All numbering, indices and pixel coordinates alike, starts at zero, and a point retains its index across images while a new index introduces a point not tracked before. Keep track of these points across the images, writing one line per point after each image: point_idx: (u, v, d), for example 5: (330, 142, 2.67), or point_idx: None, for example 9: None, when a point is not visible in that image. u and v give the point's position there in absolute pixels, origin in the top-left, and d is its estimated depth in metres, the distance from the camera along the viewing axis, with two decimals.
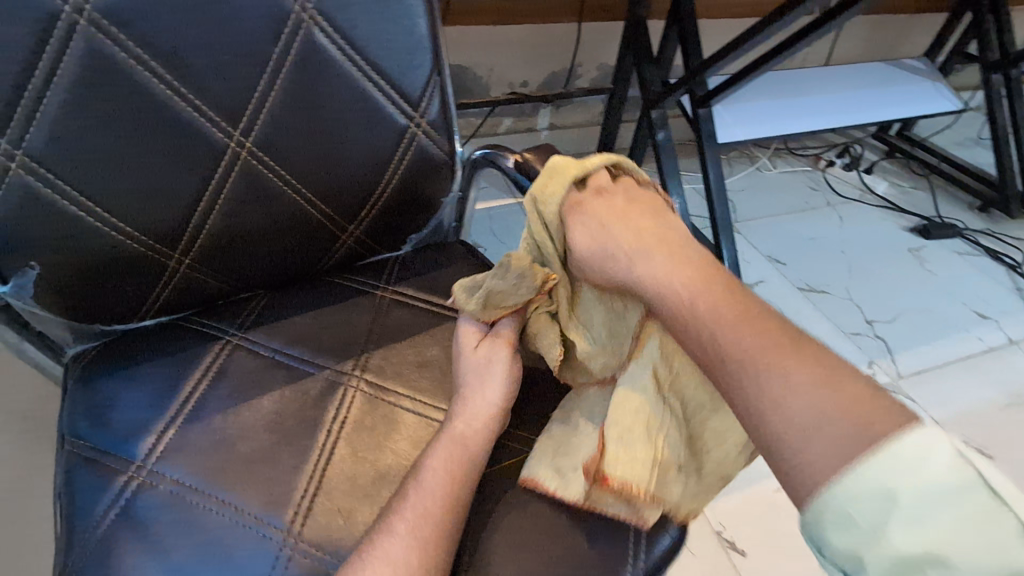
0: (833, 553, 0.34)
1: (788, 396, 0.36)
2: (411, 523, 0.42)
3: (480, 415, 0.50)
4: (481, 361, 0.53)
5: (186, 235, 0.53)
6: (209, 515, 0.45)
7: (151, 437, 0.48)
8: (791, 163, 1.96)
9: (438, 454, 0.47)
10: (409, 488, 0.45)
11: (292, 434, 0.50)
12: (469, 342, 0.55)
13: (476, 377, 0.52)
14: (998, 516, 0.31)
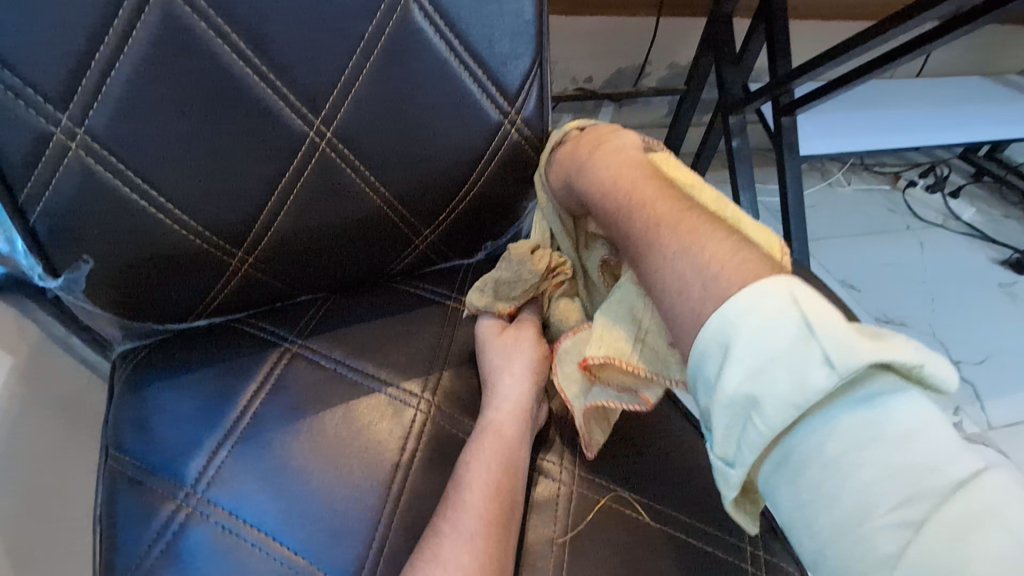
0: (699, 404, 0.36)
1: (670, 255, 0.37)
2: (461, 549, 0.39)
3: (514, 415, 0.47)
4: (506, 344, 0.51)
5: (252, 234, 0.48)
6: (266, 559, 0.40)
7: (202, 459, 0.43)
8: (866, 180, 1.81)
9: (477, 461, 0.44)
10: (446, 499, 0.42)
11: (356, 466, 0.45)
12: (492, 331, 0.52)
13: (501, 363, 0.50)
14: (807, 350, 0.30)
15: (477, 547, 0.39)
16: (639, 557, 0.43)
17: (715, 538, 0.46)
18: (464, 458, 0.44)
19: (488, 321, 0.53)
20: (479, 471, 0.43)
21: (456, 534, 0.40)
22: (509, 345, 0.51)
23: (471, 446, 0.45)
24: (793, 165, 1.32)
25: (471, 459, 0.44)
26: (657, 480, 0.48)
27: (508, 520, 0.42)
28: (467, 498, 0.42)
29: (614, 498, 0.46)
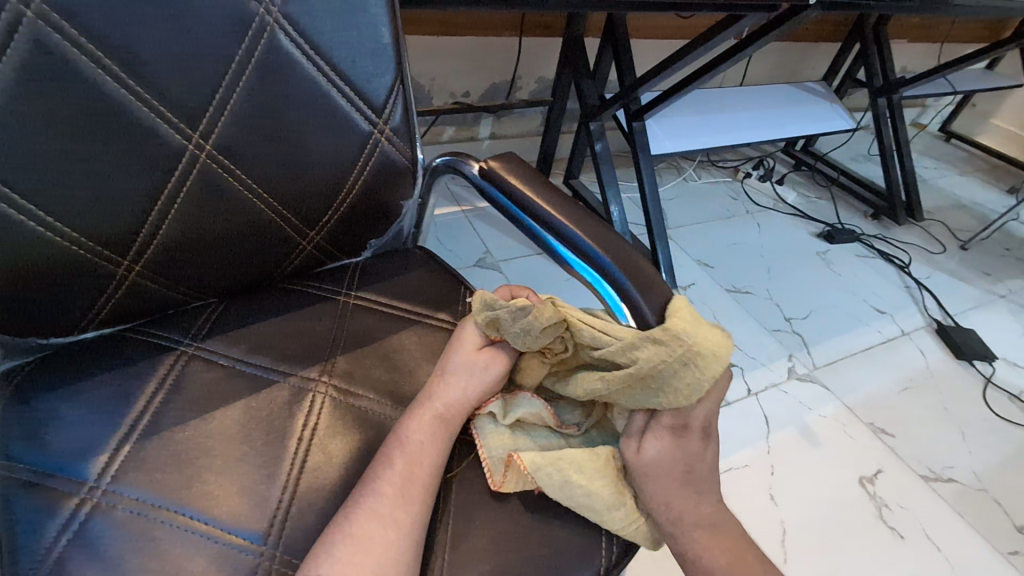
0: None
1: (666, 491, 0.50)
2: (385, 498, 0.44)
3: (457, 398, 0.53)
4: (473, 362, 0.55)
5: (138, 243, 0.51)
6: (176, 534, 0.42)
7: (103, 455, 0.45)
8: (713, 174, 2.12)
9: (411, 431, 0.50)
10: (376, 463, 0.48)
11: (260, 444, 0.49)
12: (469, 347, 0.56)
13: (468, 384, 0.54)
14: None
15: (399, 494, 0.45)
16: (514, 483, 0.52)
17: None
18: (402, 431, 0.50)
19: (468, 331, 0.57)
20: (406, 436, 0.50)
21: (381, 486, 0.45)
22: (480, 360, 0.55)
23: (409, 421, 0.51)
24: (647, 163, 1.52)
25: (408, 430, 0.50)
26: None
27: (432, 475, 0.48)
28: (391, 458, 0.48)
29: None
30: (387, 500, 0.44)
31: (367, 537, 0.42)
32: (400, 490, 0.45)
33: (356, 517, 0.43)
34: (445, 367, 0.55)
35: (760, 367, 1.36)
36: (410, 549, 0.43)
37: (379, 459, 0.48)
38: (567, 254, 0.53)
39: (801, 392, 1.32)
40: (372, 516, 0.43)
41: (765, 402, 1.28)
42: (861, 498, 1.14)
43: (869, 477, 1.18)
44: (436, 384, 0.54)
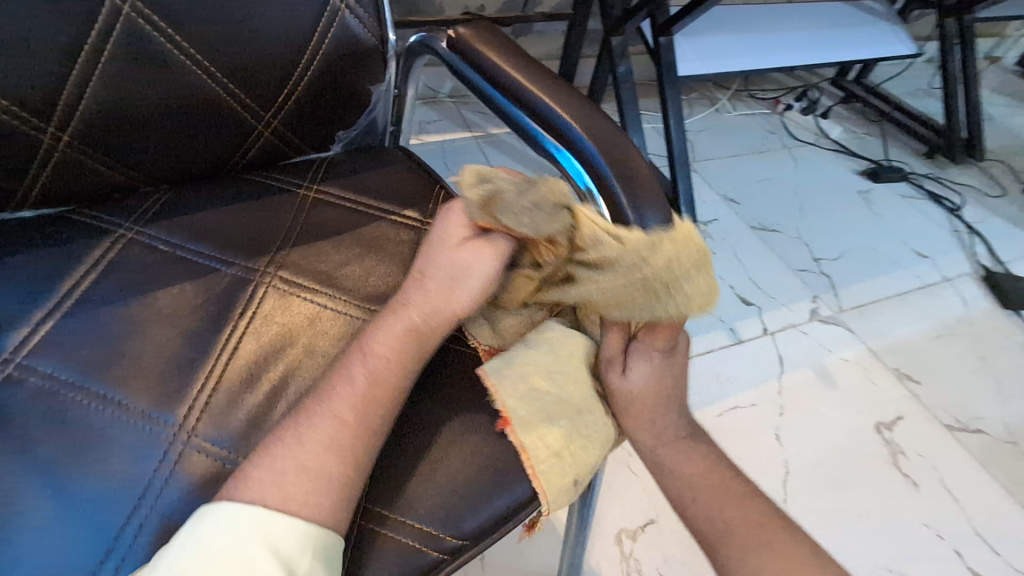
0: None
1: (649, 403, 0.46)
2: (329, 424, 0.38)
3: (436, 305, 0.44)
4: (442, 269, 0.44)
5: (60, 108, 0.46)
6: (87, 411, 0.39)
7: (24, 328, 0.42)
8: (749, 106, 1.95)
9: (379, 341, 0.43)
10: (330, 375, 0.41)
11: (191, 328, 0.44)
12: (450, 242, 0.45)
13: (432, 284, 0.44)
14: None
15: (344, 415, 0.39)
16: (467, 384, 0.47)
17: None
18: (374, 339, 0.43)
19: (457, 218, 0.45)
20: (365, 351, 0.42)
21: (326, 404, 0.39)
22: (465, 255, 0.43)
23: (376, 327, 0.44)
24: (672, 84, 1.39)
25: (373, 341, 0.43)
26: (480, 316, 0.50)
27: (392, 399, 0.41)
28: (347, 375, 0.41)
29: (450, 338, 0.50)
30: (325, 424, 0.38)
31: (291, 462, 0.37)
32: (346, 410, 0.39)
33: (286, 437, 0.38)
34: (421, 271, 0.46)
35: (780, 307, 1.28)
36: (349, 480, 0.37)
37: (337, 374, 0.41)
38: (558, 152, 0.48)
39: (821, 333, 1.24)
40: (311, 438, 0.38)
41: (780, 343, 1.21)
42: (874, 444, 1.07)
43: (886, 423, 1.11)
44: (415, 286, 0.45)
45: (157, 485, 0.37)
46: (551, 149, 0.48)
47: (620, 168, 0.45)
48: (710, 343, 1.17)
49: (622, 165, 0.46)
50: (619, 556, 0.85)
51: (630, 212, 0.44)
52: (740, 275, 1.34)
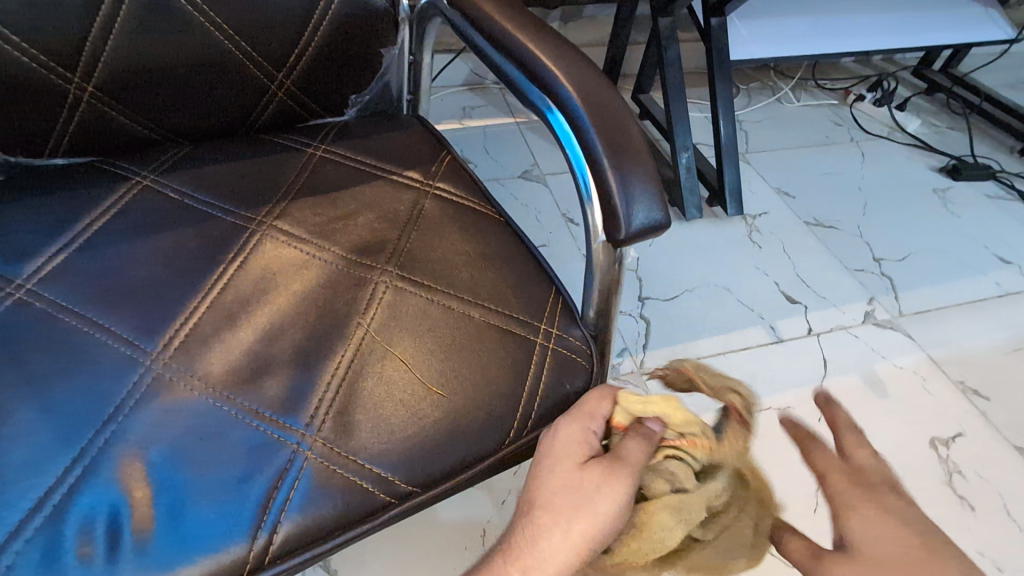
0: None
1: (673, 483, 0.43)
2: None
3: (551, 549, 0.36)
4: (574, 485, 0.37)
5: (84, 58, 0.49)
6: (78, 334, 0.40)
7: (39, 259, 0.45)
8: (815, 97, 1.82)
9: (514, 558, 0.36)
10: None
11: (186, 266, 0.46)
12: (568, 463, 0.38)
13: (560, 496, 0.37)
14: None
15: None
16: (438, 329, 0.44)
17: (513, 318, 0.46)
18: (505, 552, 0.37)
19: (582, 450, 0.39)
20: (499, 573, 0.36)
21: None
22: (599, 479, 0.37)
23: None
24: (724, 69, 1.31)
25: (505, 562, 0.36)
26: (464, 271, 0.48)
27: None
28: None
29: (431, 291, 0.46)
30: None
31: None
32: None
33: None
34: (536, 497, 0.38)
35: (829, 307, 1.19)
36: None
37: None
38: (558, 120, 0.42)
39: (875, 338, 1.14)
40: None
41: (825, 344, 1.12)
42: (928, 460, 0.97)
43: (943, 438, 1.00)
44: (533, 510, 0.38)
45: (123, 408, 0.37)
46: (543, 112, 0.43)
47: (613, 138, 0.40)
48: (747, 341, 1.11)
49: (615, 135, 0.40)
50: None
51: (618, 203, 0.39)
52: (787, 272, 1.26)
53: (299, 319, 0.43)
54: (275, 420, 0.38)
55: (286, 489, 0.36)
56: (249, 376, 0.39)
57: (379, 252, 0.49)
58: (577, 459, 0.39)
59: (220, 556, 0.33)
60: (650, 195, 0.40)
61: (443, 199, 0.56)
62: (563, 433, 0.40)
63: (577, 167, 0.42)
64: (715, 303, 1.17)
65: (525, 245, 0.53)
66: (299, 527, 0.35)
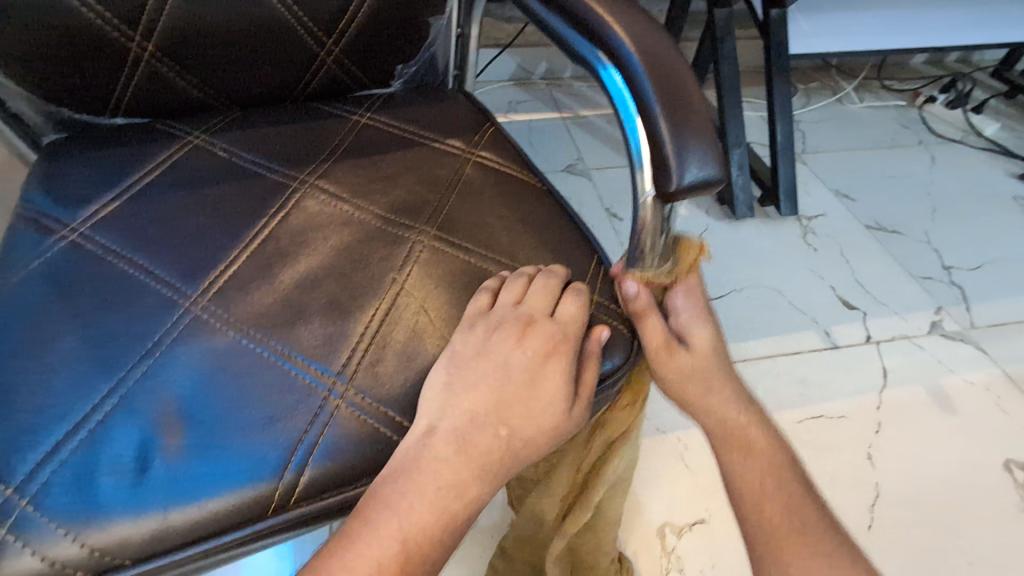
0: None
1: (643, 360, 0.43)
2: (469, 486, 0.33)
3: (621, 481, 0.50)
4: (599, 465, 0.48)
5: (145, 18, 0.51)
6: (122, 275, 0.41)
7: (94, 207, 0.47)
8: (880, 98, 1.72)
9: (436, 437, 0.35)
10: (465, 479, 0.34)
11: (229, 218, 0.46)
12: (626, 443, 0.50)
13: (517, 404, 0.36)
14: None
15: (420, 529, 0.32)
16: (473, 289, 0.43)
17: None
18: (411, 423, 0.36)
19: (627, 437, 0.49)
20: (409, 452, 0.34)
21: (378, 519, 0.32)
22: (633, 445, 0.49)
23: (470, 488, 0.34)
24: (782, 62, 1.25)
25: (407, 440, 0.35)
26: (504, 235, 0.47)
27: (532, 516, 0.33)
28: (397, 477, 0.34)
29: (465, 253, 0.45)
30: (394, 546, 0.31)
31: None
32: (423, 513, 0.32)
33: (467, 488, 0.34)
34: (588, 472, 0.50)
35: (890, 315, 1.11)
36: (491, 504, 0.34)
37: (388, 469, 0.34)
38: (611, 77, 0.40)
39: (943, 350, 1.05)
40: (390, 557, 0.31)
41: (885, 353, 1.04)
42: (1001, 483, 0.89)
43: (1019, 462, 0.91)
44: (461, 401, 0.36)
45: (160, 346, 0.37)
46: (597, 67, 0.41)
47: (669, 90, 0.37)
48: (798, 346, 1.04)
49: (670, 85, 0.38)
50: (660, 551, 0.77)
51: (670, 155, 0.37)
52: (845, 277, 1.18)
53: (335, 273, 0.43)
54: (308, 366, 0.37)
55: (314, 434, 0.35)
56: (283, 321, 0.39)
57: (417, 214, 0.49)
58: (551, 375, 0.37)
59: (248, 491, 0.33)
60: (707, 150, 0.37)
61: (484, 166, 0.54)
62: (533, 338, 0.38)
63: (627, 122, 0.40)
64: (764, 305, 1.11)
65: (568, 214, 0.51)
66: (324, 470, 0.34)
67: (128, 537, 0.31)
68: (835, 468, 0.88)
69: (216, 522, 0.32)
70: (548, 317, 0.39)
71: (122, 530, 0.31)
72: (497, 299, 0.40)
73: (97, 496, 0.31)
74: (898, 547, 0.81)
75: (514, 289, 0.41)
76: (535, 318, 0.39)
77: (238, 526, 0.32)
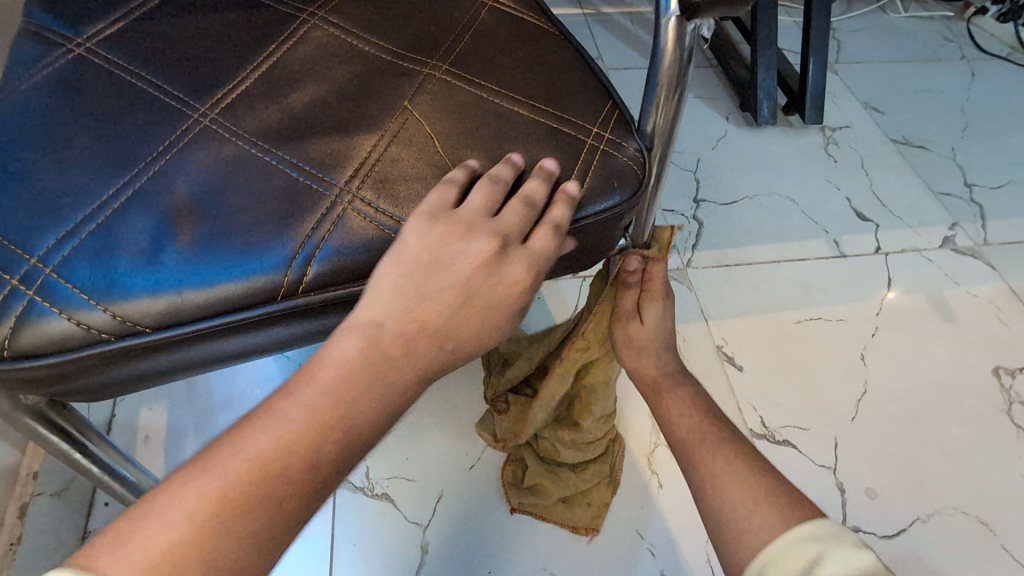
0: None
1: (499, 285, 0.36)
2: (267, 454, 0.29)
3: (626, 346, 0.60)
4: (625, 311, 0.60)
5: None
6: (131, 87, 0.41)
7: (99, 24, 0.45)
8: (926, 8, 1.60)
9: (383, 333, 0.33)
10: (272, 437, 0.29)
11: (235, 41, 0.45)
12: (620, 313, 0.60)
13: (468, 329, 0.35)
14: None
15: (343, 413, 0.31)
16: (482, 122, 0.42)
17: (565, 120, 0.43)
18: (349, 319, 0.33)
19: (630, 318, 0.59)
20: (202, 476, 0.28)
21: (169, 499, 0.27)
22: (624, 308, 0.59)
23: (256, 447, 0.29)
24: None
25: (343, 335, 0.33)
26: (518, 74, 0.46)
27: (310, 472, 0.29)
28: (322, 366, 0.32)
29: (475, 87, 0.44)
30: (315, 421, 0.30)
31: (281, 478, 0.28)
32: (346, 397, 0.31)
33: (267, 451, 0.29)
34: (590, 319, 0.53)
35: (902, 228, 1.09)
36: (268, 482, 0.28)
37: (307, 364, 0.32)
38: None
39: (951, 263, 1.05)
40: (309, 429, 0.30)
41: (892, 264, 1.04)
42: (988, 388, 0.91)
43: (1009, 369, 0.93)
44: (415, 308, 0.34)
45: (169, 150, 0.37)
46: None
47: None
48: (805, 253, 1.04)
49: None
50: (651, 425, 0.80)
51: None
52: (862, 189, 1.15)
53: (342, 98, 0.42)
54: (315, 175, 0.38)
55: (321, 235, 0.36)
56: (292, 136, 0.39)
57: (428, 51, 0.47)
58: (481, 297, 0.35)
59: (258, 281, 0.34)
60: None
61: (500, 10, 0.51)
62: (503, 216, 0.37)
63: None
64: (776, 212, 1.09)
65: (586, 61, 0.48)
66: (332, 268, 0.36)
67: (147, 307, 0.33)
68: (828, 365, 0.91)
69: (228, 303, 0.34)
70: (519, 243, 0.37)
71: (142, 302, 0.33)
72: (467, 199, 0.37)
73: (118, 276, 0.33)
74: (878, 438, 0.85)
75: (488, 198, 0.37)
76: (508, 240, 0.36)
77: (250, 310, 0.34)
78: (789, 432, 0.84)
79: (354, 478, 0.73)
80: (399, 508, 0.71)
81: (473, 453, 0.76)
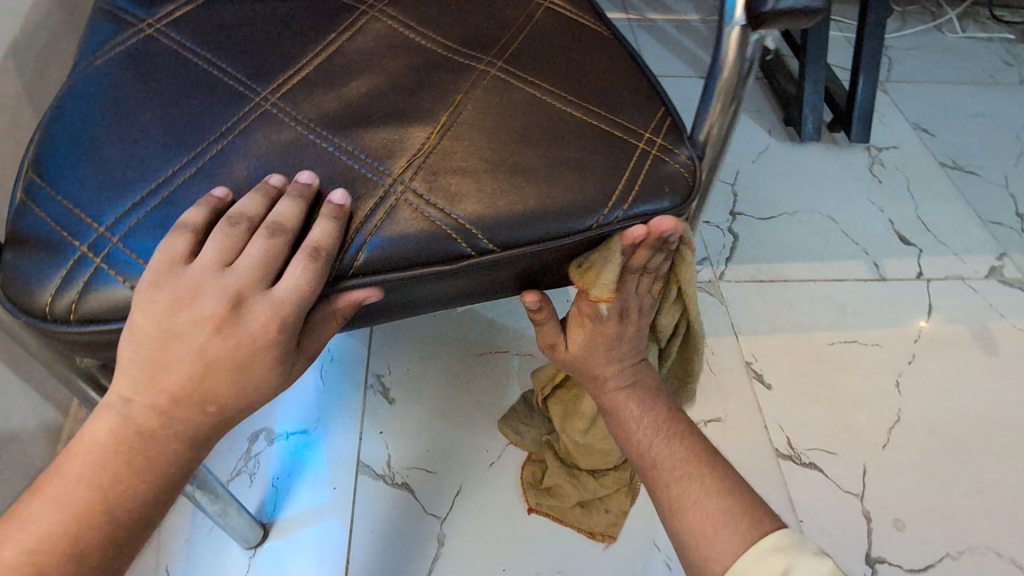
0: None
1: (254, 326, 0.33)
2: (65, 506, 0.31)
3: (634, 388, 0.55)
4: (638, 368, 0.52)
5: None
6: (197, 68, 0.42)
7: (169, 5, 0.47)
8: (985, 29, 1.54)
9: (137, 405, 0.32)
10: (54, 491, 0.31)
11: (298, 29, 0.46)
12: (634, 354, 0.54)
13: (220, 380, 0.32)
14: None
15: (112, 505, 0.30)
16: (535, 120, 0.42)
17: (617, 122, 0.43)
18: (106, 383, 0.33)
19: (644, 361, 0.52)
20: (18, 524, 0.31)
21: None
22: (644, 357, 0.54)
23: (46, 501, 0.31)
24: None
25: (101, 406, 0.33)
26: (572, 75, 0.46)
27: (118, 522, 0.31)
28: (90, 439, 0.32)
29: (529, 86, 0.44)
30: (76, 502, 0.31)
31: (87, 533, 0.31)
32: (111, 470, 0.31)
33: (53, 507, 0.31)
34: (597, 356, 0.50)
35: (946, 255, 1.06)
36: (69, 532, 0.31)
37: (63, 453, 0.32)
38: None
39: (996, 294, 1.01)
40: (71, 517, 0.31)
41: (933, 291, 1.01)
42: None
43: None
44: (154, 374, 0.32)
45: (231, 132, 0.38)
46: None
47: None
48: (843, 273, 1.01)
49: None
50: None
51: None
52: (906, 212, 1.12)
53: (398, 90, 0.43)
54: (369, 162, 0.39)
55: (375, 222, 0.37)
56: (350, 124, 0.40)
57: (484, 48, 0.47)
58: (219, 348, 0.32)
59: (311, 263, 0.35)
60: None
61: (556, 11, 0.51)
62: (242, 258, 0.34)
63: None
64: (815, 229, 1.07)
65: (640, 66, 0.48)
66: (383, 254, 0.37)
67: None
68: (860, 390, 0.89)
69: None
70: (259, 292, 0.33)
71: None
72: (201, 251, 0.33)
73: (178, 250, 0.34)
74: (908, 468, 0.83)
75: (225, 242, 0.34)
76: (243, 293, 0.33)
77: None
78: (816, 454, 0.83)
79: (375, 464, 0.74)
80: (418, 499, 0.72)
81: (494, 450, 0.76)
